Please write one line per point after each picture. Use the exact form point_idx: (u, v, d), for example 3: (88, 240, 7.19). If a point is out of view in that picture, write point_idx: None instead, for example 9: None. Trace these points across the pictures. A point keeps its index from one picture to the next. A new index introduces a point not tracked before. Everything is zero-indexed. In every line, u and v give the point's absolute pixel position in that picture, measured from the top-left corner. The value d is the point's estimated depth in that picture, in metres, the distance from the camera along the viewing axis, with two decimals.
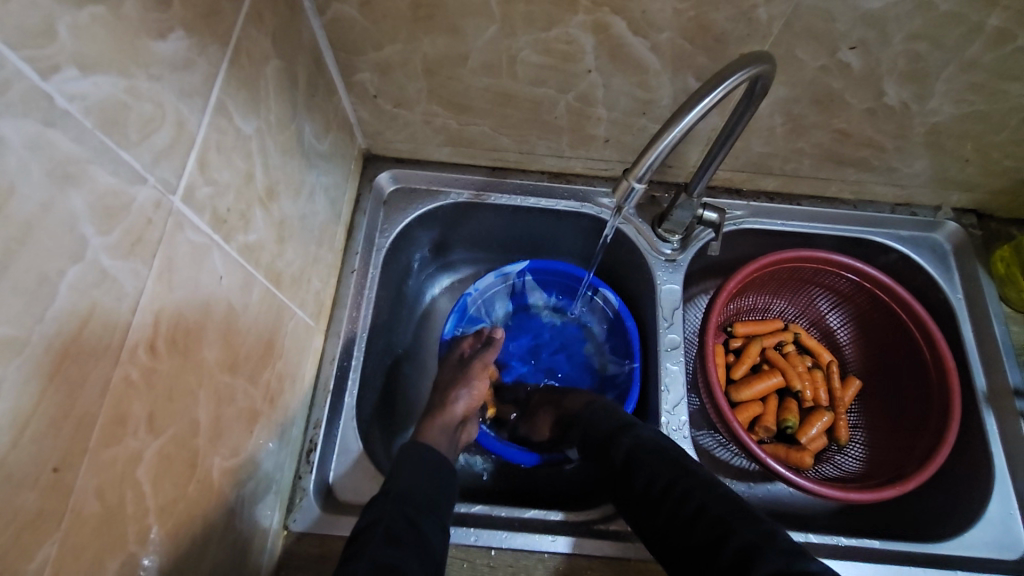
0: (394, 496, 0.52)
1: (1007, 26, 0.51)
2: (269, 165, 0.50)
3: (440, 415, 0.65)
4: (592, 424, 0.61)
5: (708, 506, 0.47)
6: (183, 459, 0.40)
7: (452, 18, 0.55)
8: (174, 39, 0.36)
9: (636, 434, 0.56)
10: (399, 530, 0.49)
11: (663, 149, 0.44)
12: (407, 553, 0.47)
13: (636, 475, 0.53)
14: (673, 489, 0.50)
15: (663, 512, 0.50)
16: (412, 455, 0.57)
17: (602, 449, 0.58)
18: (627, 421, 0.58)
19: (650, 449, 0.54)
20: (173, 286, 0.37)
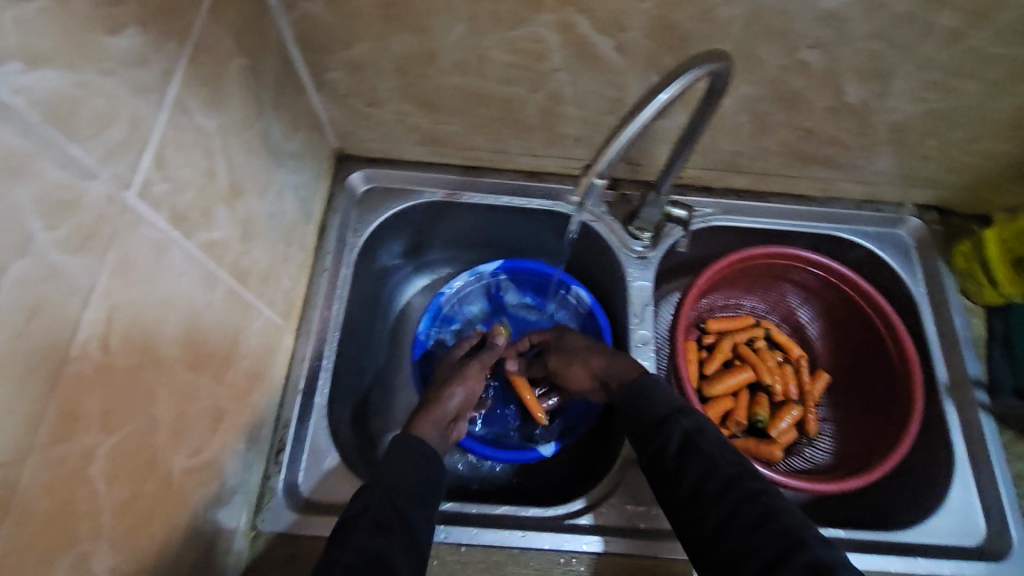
0: (382, 483, 0.52)
1: (957, 27, 0.52)
2: (232, 163, 0.50)
3: (435, 406, 0.62)
4: (635, 401, 0.57)
5: (780, 515, 0.47)
6: (140, 457, 0.40)
7: (419, 17, 0.55)
8: (127, 34, 0.35)
9: (694, 420, 0.54)
10: (382, 517, 0.49)
11: (621, 144, 0.46)
12: (393, 541, 0.47)
13: (693, 467, 0.51)
14: (739, 489, 0.49)
15: (718, 511, 0.49)
16: (401, 448, 0.56)
17: (648, 431, 0.55)
18: (679, 405, 0.55)
19: (710, 441, 0.52)
20: (129, 283, 0.37)
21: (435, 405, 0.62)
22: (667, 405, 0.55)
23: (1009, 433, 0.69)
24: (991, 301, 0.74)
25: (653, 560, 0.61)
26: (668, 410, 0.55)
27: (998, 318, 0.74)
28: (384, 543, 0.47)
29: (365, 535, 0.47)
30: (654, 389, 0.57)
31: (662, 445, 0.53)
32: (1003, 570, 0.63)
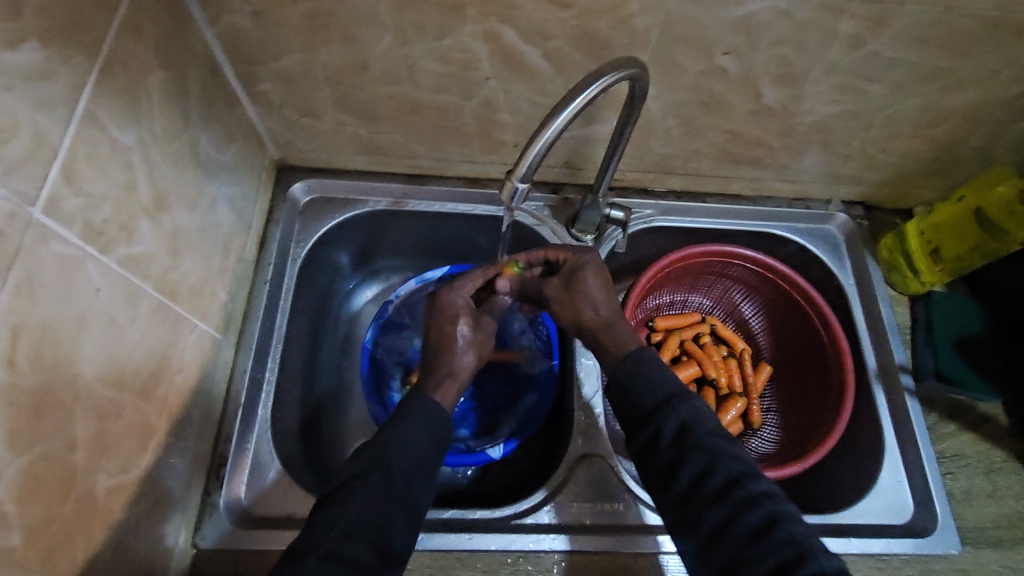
0: (397, 444, 0.49)
1: (857, 32, 0.55)
2: (155, 176, 0.49)
3: (453, 373, 0.57)
4: (626, 390, 0.54)
5: (782, 520, 0.46)
6: (56, 477, 0.39)
7: (346, 28, 0.56)
8: (26, 49, 0.35)
9: (691, 407, 0.52)
10: (386, 484, 0.48)
11: (540, 149, 0.47)
12: (398, 501, 0.48)
13: (691, 463, 0.49)
14: (739, 490, 0.48)
15: (718, 511, 0.48)
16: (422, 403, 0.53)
17: (641, 420, 0.52)
18: (674, 390, 0.53)
19: (707, 432, 0.51)
20: (37, 300, 0.36)
21: (452, 371, 0.57)
22: (661, 392, 0.53)
23: (935, 415, 0.73)
24: (916, 291, 0.77)
25: (600, 556, 0.62)
26: (663, 397, 0.52)
27: (920, 305, 0.78)
28: (390, 509, 0.47)
29: (372, 503, 0.47)
30: (648, 371, 0.54)
31: (657, 435, 0.51)
32: (928, 546, 0.65)
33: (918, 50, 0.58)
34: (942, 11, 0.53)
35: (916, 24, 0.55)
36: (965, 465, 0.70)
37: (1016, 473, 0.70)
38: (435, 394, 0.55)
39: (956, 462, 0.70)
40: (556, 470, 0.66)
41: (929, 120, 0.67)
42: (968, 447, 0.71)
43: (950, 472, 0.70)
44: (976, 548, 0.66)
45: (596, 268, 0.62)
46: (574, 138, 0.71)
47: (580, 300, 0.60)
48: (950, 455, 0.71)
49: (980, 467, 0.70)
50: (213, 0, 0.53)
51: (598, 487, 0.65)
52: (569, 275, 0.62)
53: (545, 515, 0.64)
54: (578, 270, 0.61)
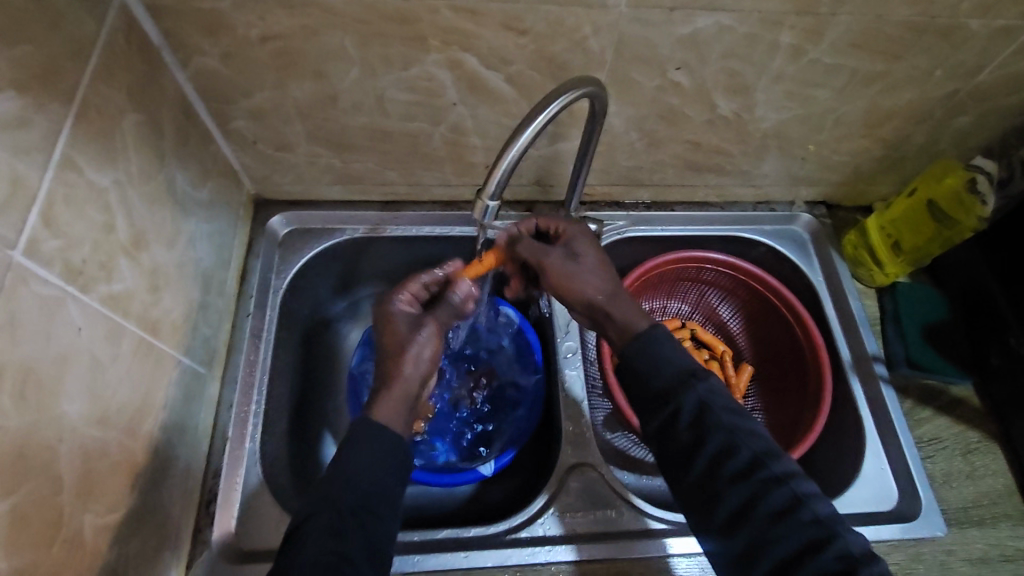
0: (343, 481, 0.49)
1: (797, 42, 0.59)
2: (133, 214, 0.50)
3: (391, 388, 0.55)
4: (642, 367, 0.54)
5: (806, 500, 0.48)
6: (44, 518, 0.39)
7: (315, 64, 0.58)
8: (3, 99, 0.37)
9: (709, 385, 0.53)
10: (337, 522, 0.47)
11: (506, 167, 0.49)
12: (353, 540, 0.46)
13: (713, 442, 0.50)
14: (763, 470, 0.49)
15: (739, 491, 0.49)
16: (361, 441, 0.51)
17: (659, 398, 0.53)
18: (691, 369, 0.54)
19: (727, 411, 0.52)
20: (18, 341, 0.37)
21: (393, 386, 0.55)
22: (676, 373, 0.53)
23: (910, 401, 0.75)
24: (881, 283, 0.81)
25: (598, 563, 0.62)
26: (680, 376, 0.53)
27: (887, 297, 0.80)
28: (347, 546, 0.46)
29: (331, 542, 0.46)
30: (662, 352, 0.55)
31: (675, 416, 0.52)
32: (915, 529, 0.67)
33: (855, 56, 0.61)
34: (873, 19, 0.57)
35: (851, 32, 0.59)
36: (943, 447, 0.72)
37: (992, 452, 0.72)
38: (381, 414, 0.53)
39: (935, 446, 0.72)
40: (547, 482, 0.67)
41: (875, 121, 0.71)
42: (945, 431, 0.73)
43: (930, 456, 0.71)
44: (961, 528, 0.67)
45: (590, 241, 0.62)
46: (543, 156, 0.74)
47: (577, 274, 0.60)
48: (928, 440, 0.73)
49: (957, 448, 0.72)
50: (182, 44, 0.55)
51: (591, 496, 0.66)
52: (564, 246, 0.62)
53: (539, 527, 0.64)
54: (576, 242, 0.62)
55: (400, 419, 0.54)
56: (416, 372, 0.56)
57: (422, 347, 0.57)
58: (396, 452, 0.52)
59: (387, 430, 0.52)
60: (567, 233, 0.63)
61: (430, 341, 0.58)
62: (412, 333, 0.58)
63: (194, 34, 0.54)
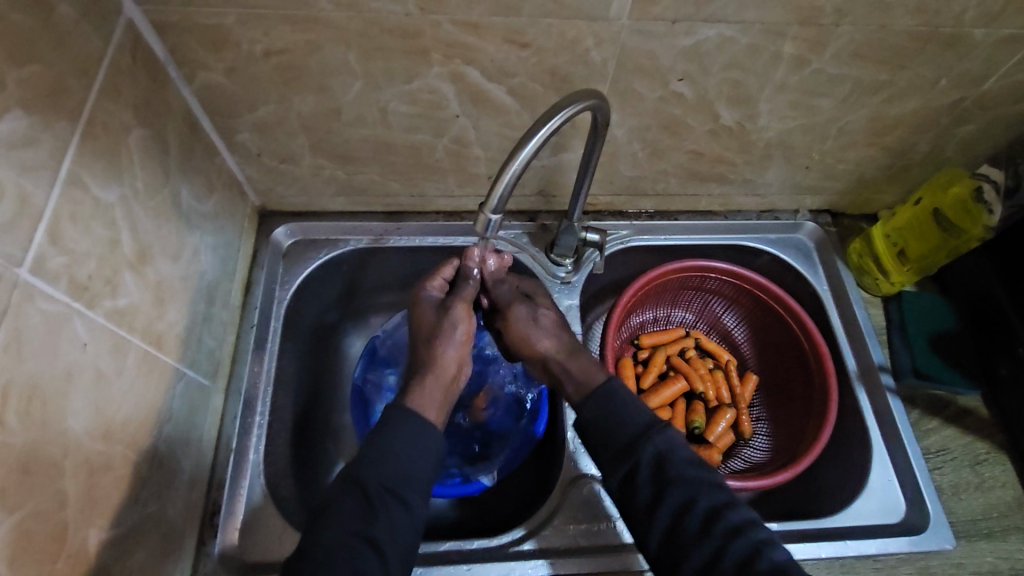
0: (370, 466, 0.49)
1: (800, 53, 0.59)
2: (138, 229, 0.51)
3: (428, 375, 0.57)
4: (602, 421, 0.55)
5: (765, 549, 0.48)
6: (47, 535, 0.39)
7: (318, 77, 0.58)
8: (10, 118, 0.37)
9: (665, 437, 0.53)
10: (366, 507, 0.48)
11: (508, 181, 0.49)
12: (380, 526, 0.48)
13: (672, 497, 0.51)
14: (723, 521, 0.50)
15: (701, 545, 0.49)
16: (391, 427, 0.52)
17: (619, 453, 0.53)
18: (650, 419, 0.55)
19: (685, 463, 0.52)
20: (23, 358, 0.37)
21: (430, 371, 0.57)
22: (636, 425, 0.54)
23: (917, 411, 0.74)
24: (887, 292, 0.80)
25: None
26: (637, 430, 0.54)
27: (893, 306, 0.80)
28: (373, 531, 0.47)
29: (356, 525, 0.47)
30: (619, 399, 0.56)
31: (635, 471, 0.52)
32: (923, 542, 0.66)
33: (858, 66, 0.61)
34: (875, 30, 0.57)
35: (854, 42, 0.58)
36: (951, 459, 0.71)
37: (1001, 463, 0.71)
38: (421, 406, 0.55)
39: (943, 457, 0.71)
40: (551, 494, 0.67)
41: (879, 130, 0.71)
42: (952, 442, 0.73)
43: (937, 468, 0.71)
44: (970, 541, 0.66)
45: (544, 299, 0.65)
46: (546, 166, 0.74)
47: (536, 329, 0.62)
48: (936, 451, 0.72)
49: (966, 460, 0.71)
50: (188, 59, 0.56)
51: (595, 508, 0.66)
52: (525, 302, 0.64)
53: (543, 539, 0.64)
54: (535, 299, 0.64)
55: (436, 406, 0.56)
56: (453, 357, 0.58)
57: (451, 333, 0.59)
58: (428, 437, 0.52)
59: (421, 415, 0.53)
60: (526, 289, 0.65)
61: (460, 325, 0.59)
62: (440, 319, 0.59)
63: (199, 49, 0.55)
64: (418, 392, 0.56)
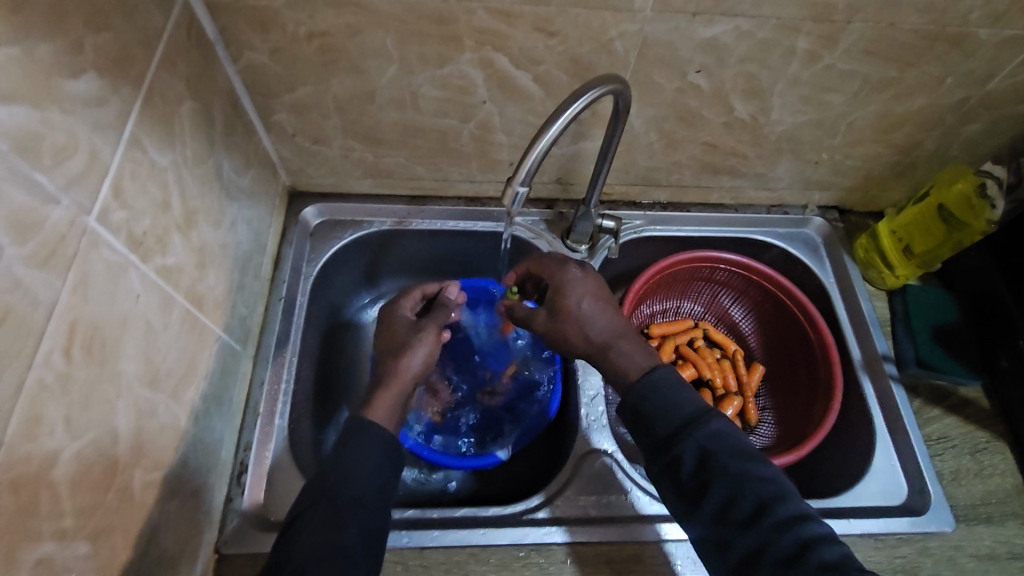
0: (342, 482, 0.52)
1: (813, 48, 0.62)
2: (186, 194, 0.54)
3: (389, 386, 0.59)
4: (646, 412, 0.58)
5: (814, 545, 0.48)
6: (102, 467, 0.42)
7: (355, 60, 0.62)
8: (86, 79, 0.40)
9: (708, 430, 0.55)
10: (333, 516, 0.50)
11: (537, 156, 0.52)
12: (348, 534, 0.49)
13: (718, 488, 0.52)
14: (771, 514, 0.51)
15: (749, 537, 0.51)
16: (356, 441, 0.55)
17: (662, 442, 0.56)
18: (693, 413, 0.56)
19: (730, 456, 0.53)
20: (89, 299, 0.40)
21: (391, 382, 0.60)
22: (681, 416, 0.56)
23: (920, 400, 0.76)
24: (892, 286, 0.83)
25: (609, 545, 0.63)
26: (680, 422, 0.56)
27: (898, 299, 0.82)
28: (343, 538, 0.49)
29: (326, 535, 0.49)
30: (666, 392, 0.58)
31: (679, 459, 0.55)
32: (923, 522, 0.68)
33: (869, 62, 0.64)
34: (885, 27, 0.60)
35: (865, 39, 0.61)
36: (952, 446, 0.74)
37: (1001, 452, 0.73)
38: (374, 414, 0.57)
39: (943, 444, 0.74)
40: (563, 467, 0.69)
41: (887, 127, 0.74)
42: (953, 430, 0.75)
43: (939, 454, 0.73)
44: (969, 525, 0.68)
45: (581, 287, 0.64)
46: (565, 155, 0.77)
47: (574, 322, 0.63)
48: (937, 438, 0.74)
49: (966, 448, 0.74)
50: (235, 39, 0.59)
51: (604, 480, 0.68)
52: (554, 295, 0.65)
53: (556, 509, 0.66)
54: (562, 293, 0.64)
55: (391, 417, 0.58)
56: (412, 375, 0.61)
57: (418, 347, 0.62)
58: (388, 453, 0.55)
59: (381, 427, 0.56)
60: (557, 279, 0.65)
61: (427, 344, 0.63)
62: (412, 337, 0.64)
63: (246, 29, 0.58)
64: (373, 399, 0.58)
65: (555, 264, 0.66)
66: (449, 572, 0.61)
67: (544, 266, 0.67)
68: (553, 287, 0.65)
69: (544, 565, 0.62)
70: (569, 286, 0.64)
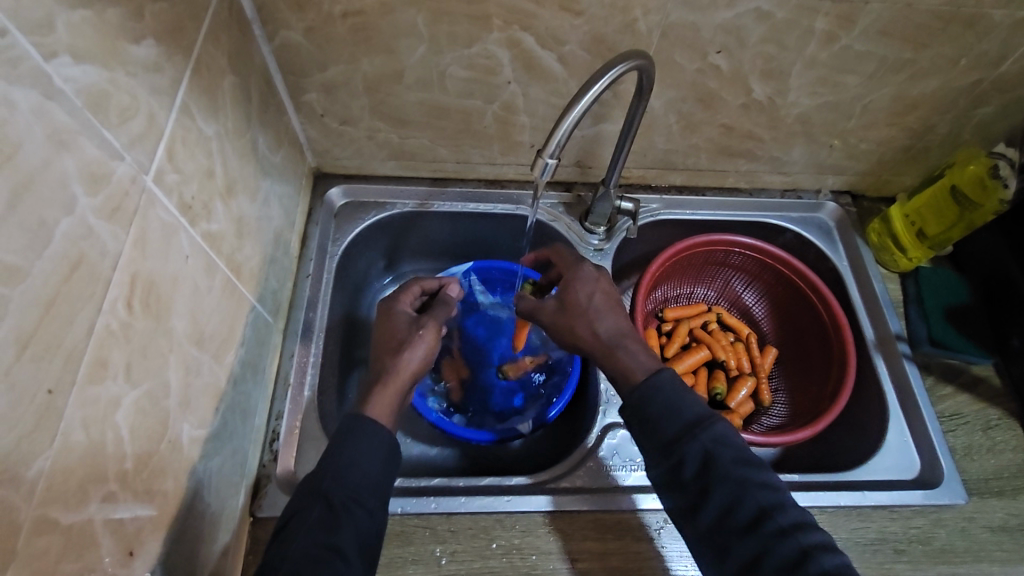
0: (337, 476, 0.51)
1: (831, 29, 0.64)
2: (227, 165, 0.56)
3: (388, 383, 0.58)
4: (651, 414, 0.57)
5: (814, 553, 0.49)
6: (156, 417, 0.44)
7: (387, 39, 0.64)
8: (146, 45, 0.42)
9: (712, 435, 0.55)
10: (330, 517, 0.49)
11: (567, 128, 0.54)
12: (345, 535, 0.48)
13: (719, 494, 0.52)
14: (770, 521, 0.51)
15: (748, 543, 0.51)
16: (351, 434, 0.54)
17: (665, 447, 0.55)
18: (697, 417, 0.56)
19: (731, 461, 0.53)
20: (146, 256, 0.42)
21: (390, 378, 0.59)
22: (685, 420, 0.56)
23: (933, 378, 0.78)
24: (904, 268, 0.84)
25: (630, 514, 0.65)
26: (685, 426, 0.55)
27: (910, 281, 0.84)
28: (337, 540, 0.48)
29: (320, 536, 0.48)
30: (669, 395, 0.57)
31: (682, 464, 0.54)
32: (937, 495, 0.69)
33: (884, 43, 0.66)
34: (902, 8, 0.62)
35: (881, 20, 0.63)
36: (964, 423, 0.75)
37: (1013, 429, 0.75)
38: (371, 410, 0.57)
39: (956, 421, 0.75)
40: (585, 439, 0.71)
41: (901, 110, 0.76)
42: (966, 408, 0.76)
43: (951, 430, 0.74)
44: (982, 498, 0.70)
45: (591, 282, 0.67)
46: (585, 137, 0.79)
47: (579, 314, 0.65)
48: (950, 415, 0.75)
49: (978, 425, 0.75)
50: (272, 18, 0.61)
51: (623, 451, 0.70)
52: (565, 288, 0.68)
53: (577, 479, 0.68)
54: (572, 284, 0.67)
55: (390, 413, 0.58)
56: (411, 372, 0.60)
57: (416, 345, 0.62)
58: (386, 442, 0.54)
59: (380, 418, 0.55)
60: (571, 274, 0.69)
61: (424, 343, 0.62)
62: (411, 334, 0.63)
63: (283, 7, 0.60)
64: (371, 396, 0.58)
65: (573, 263, 0.71)
66: (475, 537, 0.63)
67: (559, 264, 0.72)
68: (565, 281, 0.69)
69: (567, 531, 0.63)
70: (579, 279, 0.67)
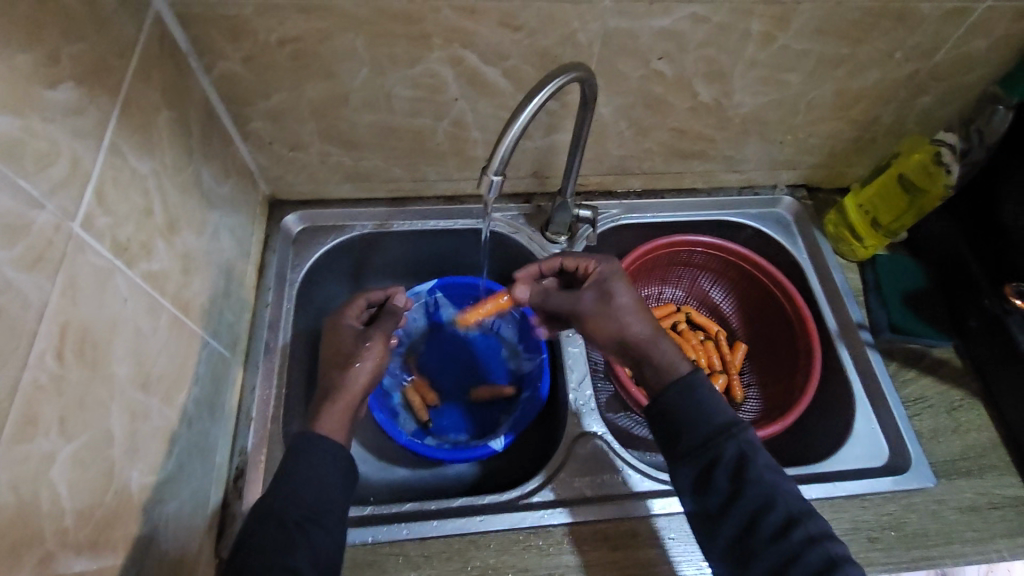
0: (291, 498, 0.50)
1: (768, 30, 0.65)
2: (168, 202, 0.55)
3: (337, 398, 0.57)
4: (684, 413, 0.58)
5: (840, 563, 0.50)
6: (99, 467, 0.43)
7: (328, 63, 0.63)
8: (64, 88, 0.41)
9: (747, 439, 0.56)
10: (285, 535, 0.49)
11: (508, 143, 0.54)
12: (301, 555, 0.48)
13: (750, 498, 0.54)
14: (799, 529, 0.52)
15: (776, 550, 0.52)
16: (305, 456, 0.52)
17: (698, 447, 0.56)
18: (732, 420, 0.57)
19: (764, 467, 0.55)
20: (77, 303, 0.41)
21: (340, 393, 0.57)
22: (718, 423, 0.57)
23: (896, 363, 0.79)
24: (862, 257, 0.86)
25: (606, 523, 0.64)
26: (721, 427, 0.57)
27: (869, 269, 0.85)
28: (292, 560, 0.48)
29: (277, 557, 0.48)
30: (707, 395, 0.58)
31: (716, 466, 0.55)
32: (907, 480, 0.70)
33: (821, 41, 0.67)
34: (833, 7, 0.63)
35: (815, 18, 0.64)
36: (929, 406, 0.76)
37: (976, 408, 0.76)
38: (320, 426, 0.55)
39: (921, 405, 0.76)
40: (558, 450, 0.71)
41: (845, 103, 0.77)
42: (928, 391, 0.77)
43: (917, 414, 0.75)
44: (950, 479, 0.71)
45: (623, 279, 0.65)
46: (539, 148, 0.80)
47: (618, 314, 0.63)
48: (915, 399, 0.77)
49: (943, 407, 0.76)
50: (208, 49, 0.60)
51: (596, 461, 0.70)
52: (597, 286, 0.65)
53: (550, 492, 0.68)
54: (609, 282, 0.64)
55: (343, 429, 0.56)
56: (363, 384, 0.59)
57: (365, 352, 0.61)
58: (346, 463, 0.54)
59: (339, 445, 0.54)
60: (601, 271, 0.66)
61: (373, 355, 0.60)
62: (359, 345, 0.61)
63: (218, 38, 0.59)
64: (319, 413, 0.56)
65: (596, 258, 0.67)
66: (450, 561, 0.62)
67: (572, 263, 0.68)
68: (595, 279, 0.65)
69: (543, 547, 0.63)
70: (614, 276, 0.64)
